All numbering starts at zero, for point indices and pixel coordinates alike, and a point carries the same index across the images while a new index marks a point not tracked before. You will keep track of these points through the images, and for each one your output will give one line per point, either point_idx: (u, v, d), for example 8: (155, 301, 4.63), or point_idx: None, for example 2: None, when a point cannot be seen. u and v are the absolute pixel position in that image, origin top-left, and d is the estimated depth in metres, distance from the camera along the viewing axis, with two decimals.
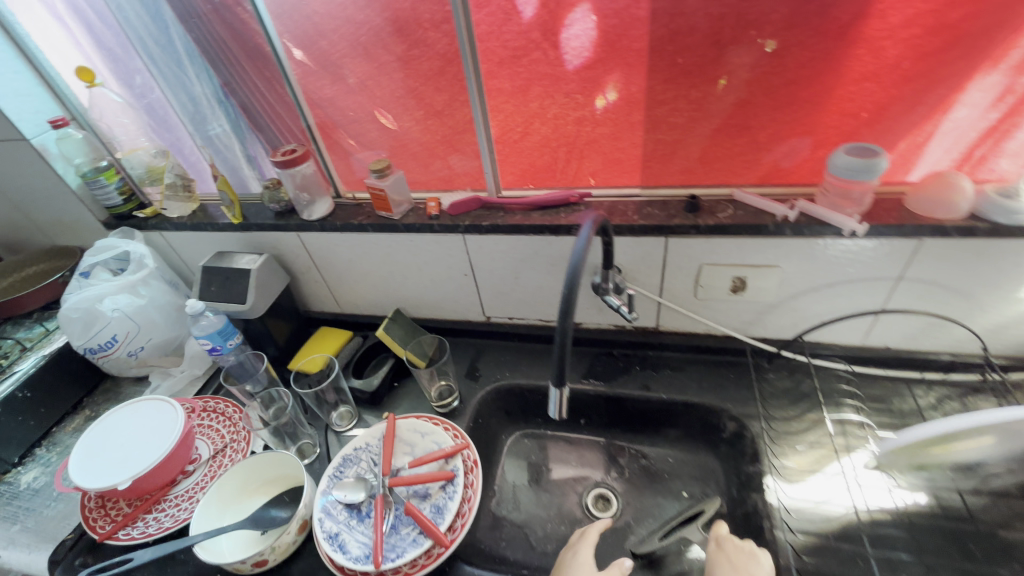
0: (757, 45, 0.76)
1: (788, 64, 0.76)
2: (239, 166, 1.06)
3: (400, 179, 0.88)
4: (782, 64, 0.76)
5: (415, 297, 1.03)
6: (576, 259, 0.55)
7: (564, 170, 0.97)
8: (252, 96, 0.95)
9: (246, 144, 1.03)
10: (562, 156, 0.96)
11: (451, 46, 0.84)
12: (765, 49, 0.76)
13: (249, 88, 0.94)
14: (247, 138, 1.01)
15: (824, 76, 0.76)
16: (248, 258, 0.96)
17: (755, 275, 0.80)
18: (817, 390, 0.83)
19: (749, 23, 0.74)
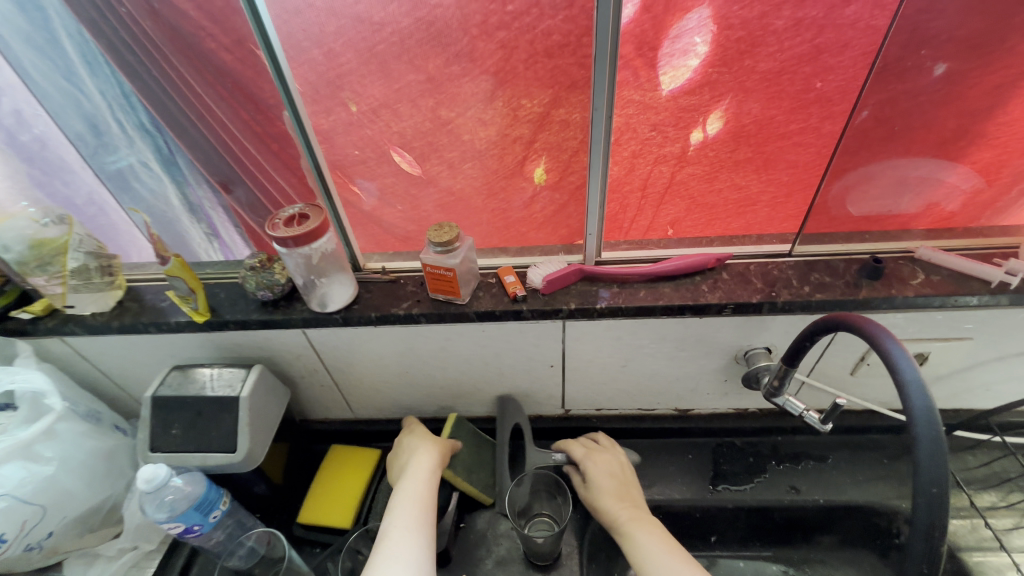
0: (926, 69, 0.60)
1: (965, 90, 0.61)
2: (178, 220, 0.73)
3: (470, 250, 0.61)
4: (956, 92, 0.61)
5: (464, 394, 0.76)
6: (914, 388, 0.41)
7: (635, 221, 0.74)
8: (202, 125, 0.63)
9: (186, 188, 0.69)
10: (633, 202, 0.73)
11: (506, 62, 0.57)
12: (935, 73, 0.60)
13: (198, 114, 0.62)
14: (190, 182, 0.69)
15: (1001, 106, 0.62)
16: (228, 375, 0.63)
17: (941, 350, 0.64)
18: (997, 472, 0.70)
19: (922, 39, 0.58)
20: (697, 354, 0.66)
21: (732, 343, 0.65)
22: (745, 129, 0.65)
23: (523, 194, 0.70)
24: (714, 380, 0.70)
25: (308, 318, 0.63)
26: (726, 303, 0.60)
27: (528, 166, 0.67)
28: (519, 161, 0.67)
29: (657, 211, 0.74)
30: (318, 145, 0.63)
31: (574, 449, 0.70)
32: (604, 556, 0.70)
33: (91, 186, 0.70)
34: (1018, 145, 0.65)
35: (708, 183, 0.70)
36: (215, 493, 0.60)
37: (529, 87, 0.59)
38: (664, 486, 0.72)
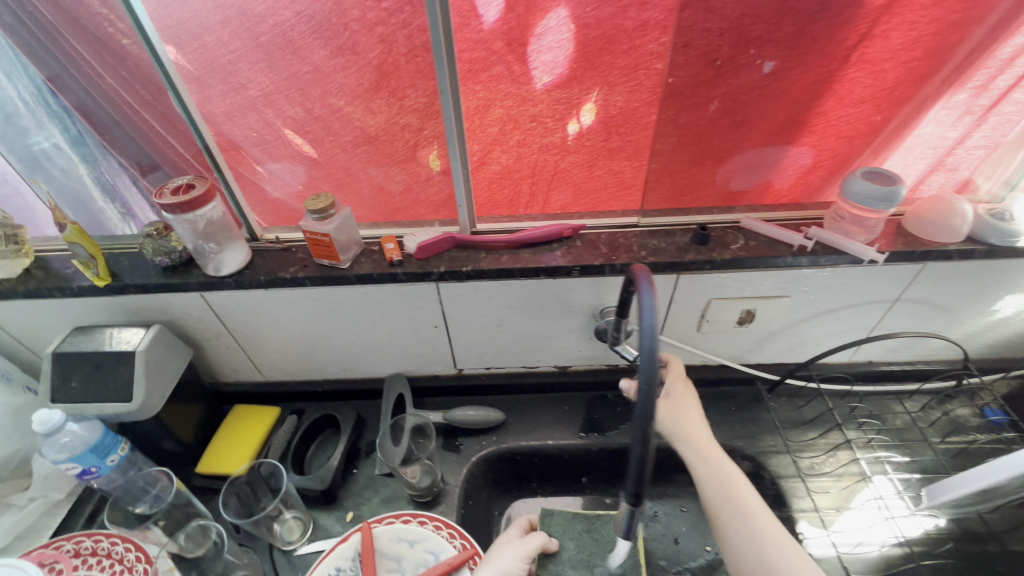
0: (756, 66, 0.67)
1: (789, 86, 0.68)
2: (91, 198, 0.77)
3: (348, 219, 0.68)
4: (781, 87, 0.68)
5: (365, 356, 0.83)
6: (649, 327, 0.43)
7: (528, 204, 0.82)
8: (111, 106, 0.68)
9: (96, 167, 0.73)
10: (526, 189, 0.81)
11: (389, 56, 0.65)
12: (764, 71, 0.67)
13: (108, 97, 0.67)
14: (100, 162, 0.73)
15: (817, 99, 0.69)
16: (127, 334, 0.69)
17: (765, 306, 0.75)
18: (822, 414, 0.80)
19: (748, 40, 0.64)
20: (561, 313, 0.75)
21: (588, 303, 0.74)
22: (615, 119, 0.73)
23: (419, 177, 0.77)
24: (582, 338, 0.79)
25: (203, 281, 0.70)
26: (573, 265, 0.69)
27: (421, 152, 0.74)
28: (410, 148, 0.74)
29: (548, 196, 0.82)
30: (201, 121, 0.68)
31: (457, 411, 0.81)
32: (484, 496, 0.80)
33: (2, 167, 0.73)
34: (835, 132, 0.72)
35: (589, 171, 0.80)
36: (115, 439, 0.66)
37: (413, 80, 0.67)
38: (539, 432, 0.82)
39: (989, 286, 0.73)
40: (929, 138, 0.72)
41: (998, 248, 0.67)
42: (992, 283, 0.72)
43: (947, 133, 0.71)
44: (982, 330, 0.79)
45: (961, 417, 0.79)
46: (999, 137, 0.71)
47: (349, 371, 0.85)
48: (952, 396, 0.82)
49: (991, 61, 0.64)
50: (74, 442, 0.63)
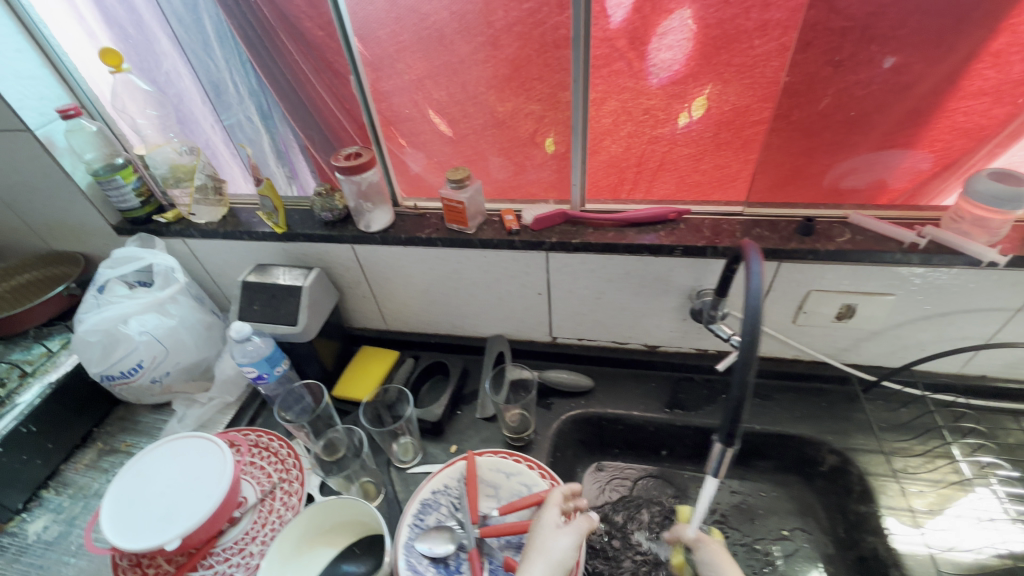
0: (876, 62, 0.68)
1: (911, 84, 0.69)
2: (268, 162, 0.93)
3: (478, 190, 0.79)
4: (903, 83, 0.69)
5: (473, 316, 0.94)
6: (756, 293, 0.48)
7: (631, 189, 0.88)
8: (297, 85, 0.83)
9: (276, 135, 0.89)
10: (631, 176, 0.87)
11: (522, 51, 0.75)
12: (884, 66, 0.68)
13: (297, 77, 0.82)
14: (279, 131, 0.89)
15: (943, 95, 0.69)
16: (295, 274, 0.85)
17: (866, 303, 0.76)
18: (919, 421, 0.80)
19: (872, 37, 0.66)
20: (657, 291, 0.81)
21: (684, 284, 0.79)
22: (725, 116, 0.77)
23: (536, 160, 0.87)
24: (675, 319, 0.84)
25: (356, 235, 0.84)
26: (676, 245, 0.74)
27: (539, 138, 0.83)
28: (532, 133, 0.83)
29: (652, 186, 0.87)
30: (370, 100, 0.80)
31: (556, 373, 0.90)
32: (569, 453, 0.88)
33: (210, 135, 0.92)
34: (953, 127, 0.71)
35: (694, 163, 0.83)
36: (280, 355, 0.82)
37: (541, 73, 0.76)
38: (626, 403, 0.88)
39: None
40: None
41: None
42: None
43: None
44: None
45: None
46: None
47: (458, 328, 0.97)
48: None
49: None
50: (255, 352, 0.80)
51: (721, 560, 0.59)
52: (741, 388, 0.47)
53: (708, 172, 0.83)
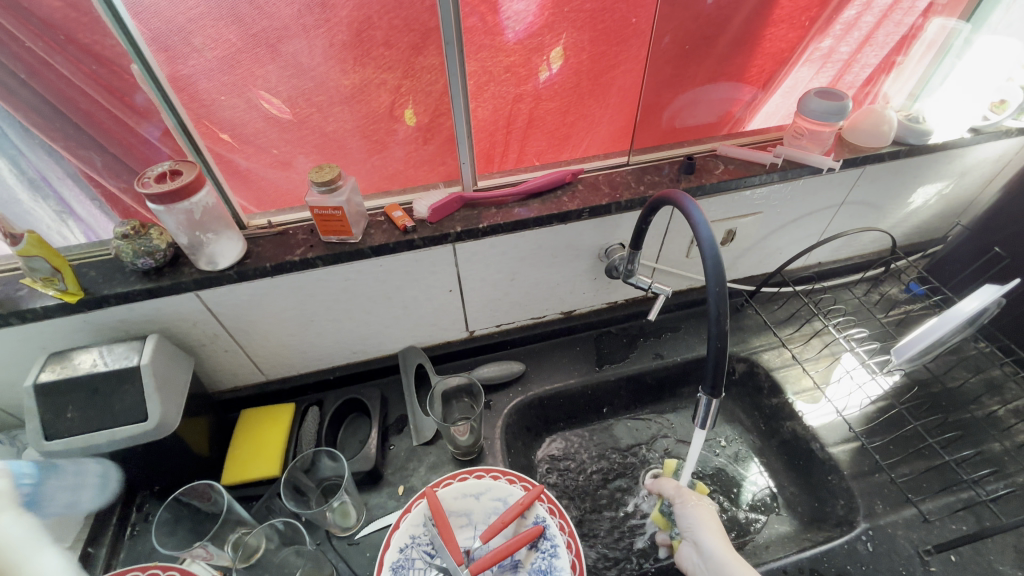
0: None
1: (739, 21, 0.74)
2: (17, 199, 0.63)
3: (353, 188, 0.65)
4: (724, 17, 0.73)
5: (375, 334, 0.81)
6: (709, 243, 0.49)
7: (505, 155, 0.81)
8: (33, 84, 0.55)
9: (20, 160, 0.60)
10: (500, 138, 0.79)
11: (358, 11, 0.60)
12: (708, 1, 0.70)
13: (30, 74, 0.54)
14: (27, 154, 0.60)
15: (759, 24, 0.74)
16: (122, 350, 0.62)
17: (742, 225, 0.84)
18: (790, 313, 0.94)
19: None
20: (569, 258, 0.79)
21: (594, 245, 0.78)
22: (585, 66, 0.74)
23: (400, 138, 0.73)
24: (589, 280, 0.84)
25: (199, 279, 0.63)
26: (583, 208, 0.72)
27: (398, 110, 0.70)
28: (389, 106, 0.69)
29: (524, 145, 0.81)
30: (174, 96, 0.60)
31: (484, 369, 0.84)
32: (521, 444, 0.83)
33: None
34: (769, 54, 0.79)
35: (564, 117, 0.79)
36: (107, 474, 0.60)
37: (385, 34, 0.63)
38: (561, 375, 0.86)
39: (905, 181, 0.88)
40: (829, 51, 0.80)
41: (917, 146, 0.81)
42: (907, 178, 0.87)
43: (860, 56, 0.82)
44: (902, 220, 0.95)
45: (891, 294, 0.97)
46: (888, 41, 0.81)
47: (360, 352, 0.83)
48: (883, 279, 0.99)
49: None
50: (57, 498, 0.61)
51: (699, 514, 0.63)
52: (720, 340, 0.48)
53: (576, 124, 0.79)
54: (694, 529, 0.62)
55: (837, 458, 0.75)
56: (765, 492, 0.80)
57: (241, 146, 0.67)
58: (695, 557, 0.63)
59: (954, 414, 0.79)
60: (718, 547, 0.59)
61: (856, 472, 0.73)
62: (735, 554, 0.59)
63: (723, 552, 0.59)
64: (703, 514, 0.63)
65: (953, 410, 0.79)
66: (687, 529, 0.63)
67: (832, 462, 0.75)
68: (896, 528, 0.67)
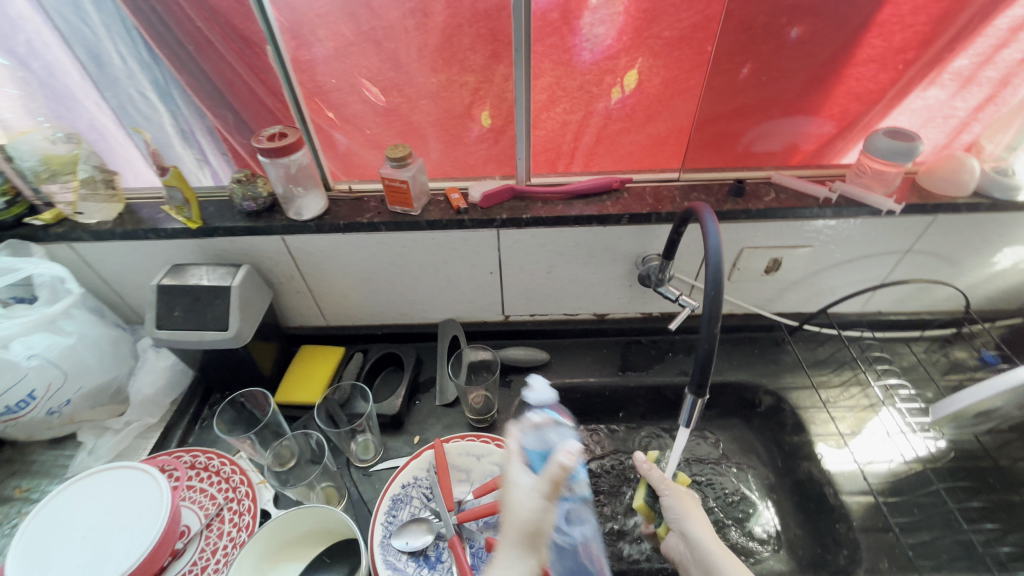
0: (785, 33, 0.73)
1: (821, 58, 0.75)
2: (170, 144, 0.80)
3: (421, 168, 0.75)
4: (808, 51, 0.74)
5: (422, 302, 0.91)
6: (714, 253, 0.51)
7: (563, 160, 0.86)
8: (199, 57, 0.71)
9: (179, 115, 0.77)
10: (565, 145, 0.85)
11: (455, 20, 0.70)
12: (791, 37, 0.73)
13: (196, 48, 0.70)
14: (183, 111, 0.76)
15: (838, 59, 0.75)
16: (221, 272, 0.76)
17: (789, 255, 0.83)
18: (834, 356, 0.90)
19: (782, 8, 0.70)
20: (605, 260, 0.83)
21: (630, 251, 0.82)
22: (657, 90, 0.79)
23: (474, 134, 0.83)
24: (624, 285, 0.87)
25: (286, 225, 0.77)
26: (623, 214, 0.76)
27: (475, 110, 0.80)
28: (467, 105, 0.79)
29: (582, 154, 0.86)
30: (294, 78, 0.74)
31: (512, 351, 0.90)
32: None
33: (92, 116, 0.77)
34: (847, 91, 0.78)
35: (626, 137, 0.85)
36: (21, 395, 0.68)
37: (473, 42, 0.72)
38: (583, 372, 0.90)
39: (988, 238, 0.82)
40: (934, 102, 0.79)
41: (1001, 201, 0.75)
42: (991, 236, 0.81)
43: (957, 103, 0.79)
44: (983, 281, 0.88)
45: (960, 359, 0.89)
46: (1011, 104, 0.78)
47: (407, 316, 0.93)
48: (953, 341, 0.91)
49: (991, 29, 0.72)
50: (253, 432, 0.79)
51: (682, 505, 0.67)
52: (711, 341, 0.50)
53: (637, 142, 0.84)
54: (683, 522, 0.66)
55: (849, 507, 0.72)
56: (769, 529, 0.77)
57: (341, 123, 0.81)
58: (681, 545, 0.68)
59: (1002, 495, 0.72)
60: (701, 535, 0.64)
61: (872, 525, 0.70)
62: (721, 544, 0.63)
63: (706, 540, 0.63)
64: (686, 505, 0.67)
65: (1001, 491, 0.72)
66: (673, 519, 0.67)
67: (843, 510, 0.72)
68: None
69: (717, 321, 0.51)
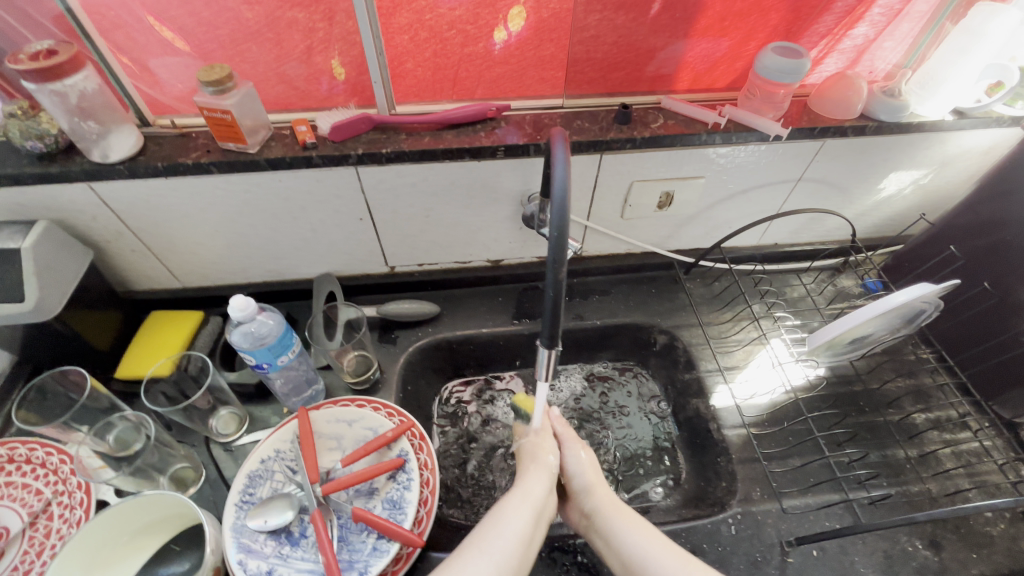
0: None
1: None
2: None
3: (250, 95, 0.62)
4: None
5: (290, 257, 0.81)
6: (560, 191, 0.43)
7: (433, 99, 0.75)
8: None
9: None
10: (447, 90, 0.75)
11: None
12: None
13: None
14: None
15: None
16: (7, 231, 0.62)
17: (681, 188, 0.78)
18: (731, 293, 0.89)
19: None
20: (486, 200, 0.76)
21: (512, 189, 0.74)
22: (545, 24, 0.69)
23: (332, 73, 0.69)
24: (512, 229, 0.81)
25: (89, 169, 0.63)
26: (497, 145, 0.67)
27: (321, 58, 0.67)
28: (319, 40, 0.65)
29: (456, 92, 0.75)
30: None
31: (397, 305, 0.81)
32: (422, 382, 0.83)
33: None
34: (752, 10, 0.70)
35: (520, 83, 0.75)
36: None
37: None
38: (476, 323, 0.85)
39: (877, 166, 0.80)
40: (863, 41, 0.75)
41: (886, 123, 0.73)
42: (880, 162, 0.80)
43: (884, 43, 0.76)
44: (869, 211, 0.88)
45: (846, 288, 0.90)
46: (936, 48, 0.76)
47: (275, 273, 0.83)
48: (840, 270, 0.92)
49: None
50: (268, 333, 0.64)
51: (587, 469, 0.64)
52: (556, 288, 0.44)
53: (532, 88, 0.75)
54: (591, 489, 0.62)
55: (730, 440, 0.72)
56: (659, 467, 0.79)
57: (163, 62, 0.65)
58: (581, 516, 0.62)
59: (868, 416, 0.75)
60: (603, 496, 0.61)
61: (753, 455, 0.70)
62: (615, 502, 0.60)
63: (606, 499, 0.60)
64: (590, 468, 0.64)
65: (869, 412, 0.75)
66: (581, 486, 0.63)
67: (725, 444, 0.72)
68: (767, 517, 0.65)
69: (565, 264, 0.45)
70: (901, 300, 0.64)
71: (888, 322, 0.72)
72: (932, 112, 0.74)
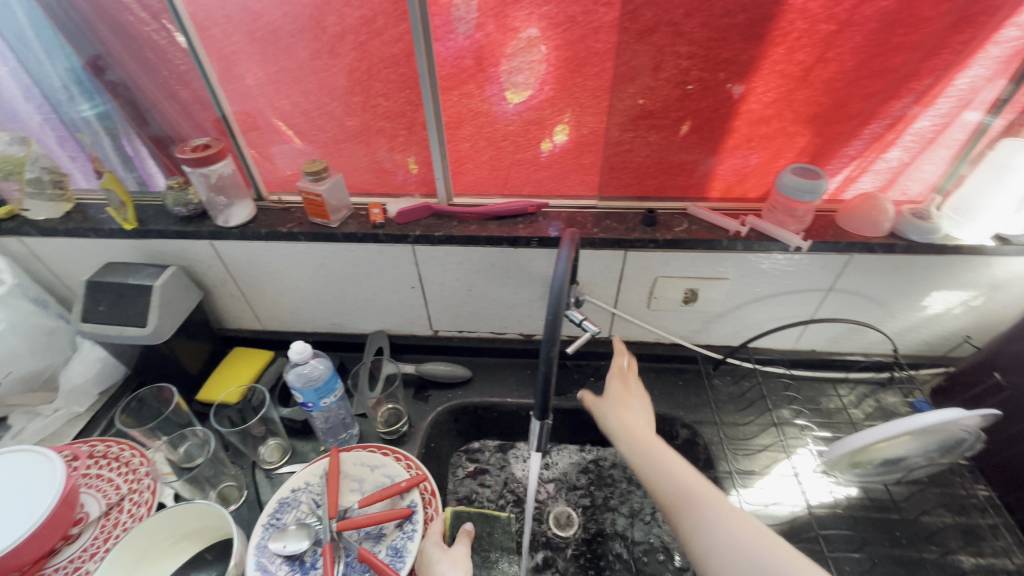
0: (724, 88, 0.72)
1: (754, 107, 0.74)
2: (114, 166, 0.86)
3: (338, 183, 0.78)
4: (745, 111, 0.74)
5: (350, 313, 0.93)
6: (558, 285, 0.51)
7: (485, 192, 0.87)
8: (124, 73, 0.75)
9: (117, 132, 0.81)
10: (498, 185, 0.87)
11: (362, 61, 0.72)
12: (731, 92, 0.72)
13: (130, 72, 0.75)
14: (122, 131, 0.81)
15: (766, 107, 0.73)
16: (147, 271, 0.81)
17: (706, 287, 0.83)
18: (761, 395, 0.88)
19: (721, 63, 0.69)
20: (521, 281, 0.85)
21: (543, 273, 0.83)
22: (586, 138, 0.79)
23: (405, 168, 0.84)
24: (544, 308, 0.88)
25: (213, 231, 0.80)
26: (532, 236, 0.77)
27: (399, 156, 0.82)
28: (398, 144, 0.81)
29: (506, 188, 0.87)
30: (222, 95, 0.76)
31: (433, 366, 0.90)
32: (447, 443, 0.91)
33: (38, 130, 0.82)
34: (779, 135, 0.76)
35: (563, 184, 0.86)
36: None
37: (385, 88, 0.74)
38: (502, 392, 0.91)
39: (916, 283, 0.80)
40: (898, 164, 0.77)
41: (917, 243, 0.74)
42: (919, 280, 0.79)
43: (922, 167, 0.77)
44: (915, 327, 0.86)
45: (891, 406, 0.87)
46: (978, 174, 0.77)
47: (336, 325, 0.96)
48: (885, 386, 0.89)
49: (951, 92, 0.69)
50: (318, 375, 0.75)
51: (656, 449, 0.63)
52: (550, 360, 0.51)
53: (573, 188, 0.85)
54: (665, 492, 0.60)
55: None
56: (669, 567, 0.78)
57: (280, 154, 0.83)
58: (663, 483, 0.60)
59: (904, 551, 0.69)
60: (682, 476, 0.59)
61: None
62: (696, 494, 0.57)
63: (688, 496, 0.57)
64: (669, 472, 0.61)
65: (906, 546, 0.70)
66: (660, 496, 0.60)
67: None
68: None
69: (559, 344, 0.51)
70: (931, 420, 0.61)
71: (924, 445, 0.67)
72: (971, 237, 0.74)
